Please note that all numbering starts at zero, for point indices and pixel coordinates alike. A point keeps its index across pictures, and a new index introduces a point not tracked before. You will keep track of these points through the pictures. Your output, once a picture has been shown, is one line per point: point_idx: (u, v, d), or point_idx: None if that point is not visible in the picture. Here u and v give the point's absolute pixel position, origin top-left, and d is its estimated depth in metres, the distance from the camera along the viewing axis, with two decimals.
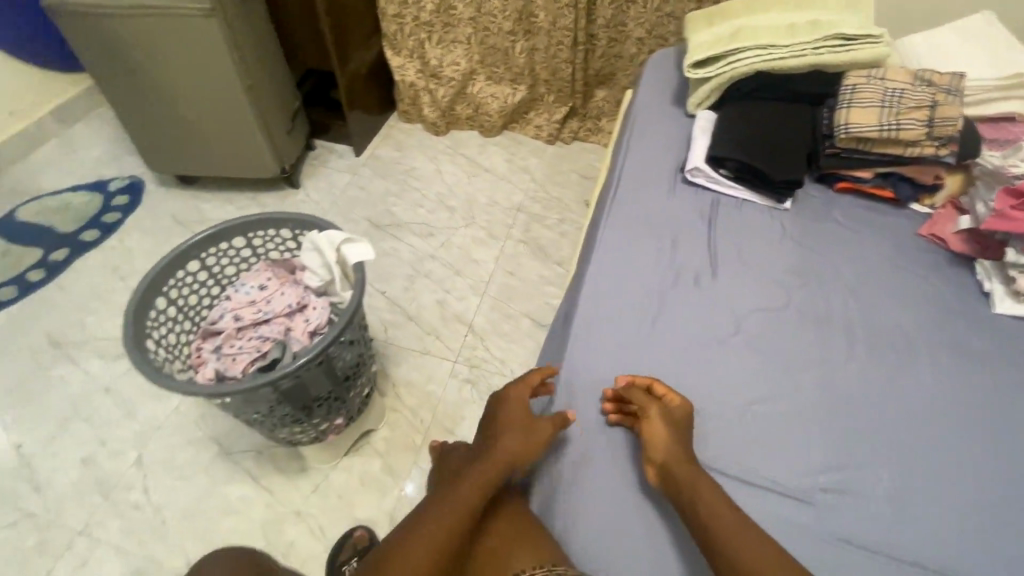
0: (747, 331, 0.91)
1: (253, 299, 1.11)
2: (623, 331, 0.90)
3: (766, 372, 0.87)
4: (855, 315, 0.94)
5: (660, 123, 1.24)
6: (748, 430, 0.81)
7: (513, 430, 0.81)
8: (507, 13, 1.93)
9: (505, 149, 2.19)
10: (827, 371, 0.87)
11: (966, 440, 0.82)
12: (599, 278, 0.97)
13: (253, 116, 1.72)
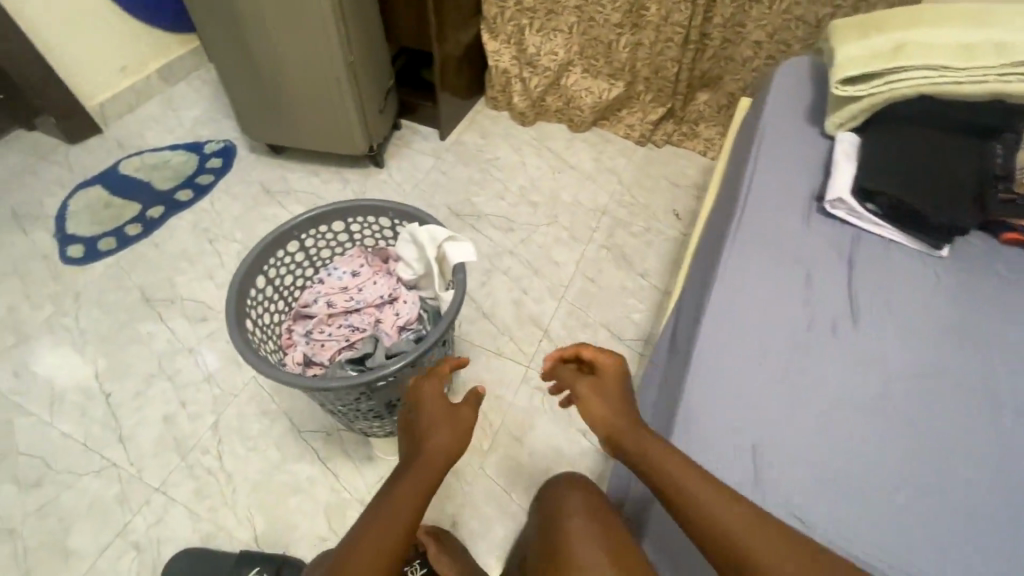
0: (895, 395, 0.80)
1: (346, 285, 1.09)
2: (751, 376, 0.81)
3: (915, 444, 0.76)
4: (997, 372, 0.82)
5: (792, 142, 1.13)
6: (892, 509, 0.72)
7: (435, 418, 0.87)
8: (617, 3, 1.82)
9: (592, 146, 2.10)
10: (963, 435, 0.77)
11: None
12: (722, 310, 0.87)
13: (349, 93, 1.70)
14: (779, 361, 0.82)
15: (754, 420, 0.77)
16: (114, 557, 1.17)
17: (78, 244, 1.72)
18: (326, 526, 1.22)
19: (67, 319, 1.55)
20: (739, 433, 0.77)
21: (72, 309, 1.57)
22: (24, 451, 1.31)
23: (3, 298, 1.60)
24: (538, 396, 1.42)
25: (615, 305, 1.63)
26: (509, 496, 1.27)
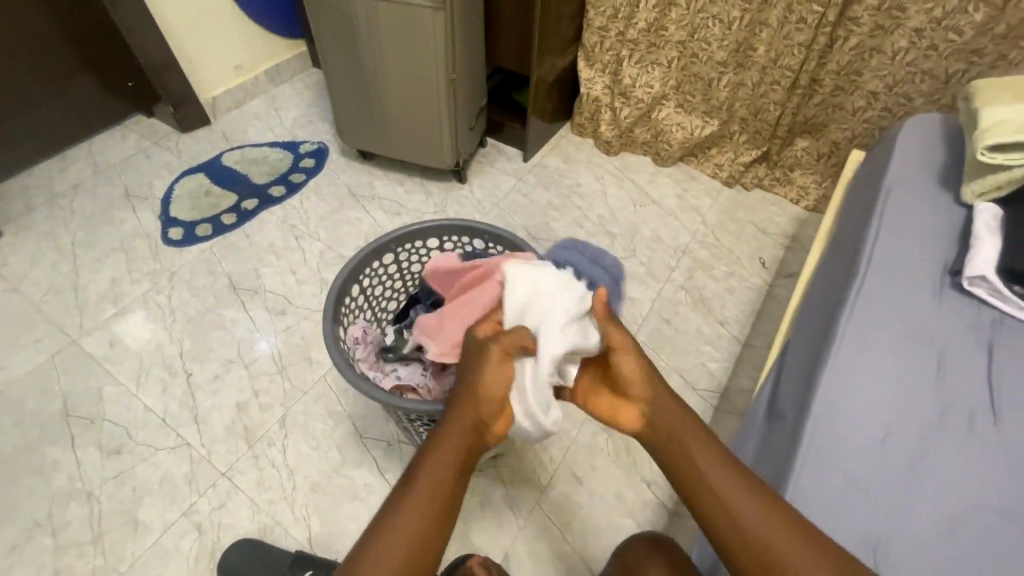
0: (1000, 488, 0.72)
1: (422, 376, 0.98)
2: (866, 463, 0.72)
3: (990, 521, 0.69)
4: (1006, 399, 0.79)
5: (921, 208, 1.04)
6: (918, 550, 0.67)
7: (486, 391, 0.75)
8: (724, 42, 1.77)
9: (677, 182, 2.04)
10: (967, 463, 0.73)
11: (962, 446, 0.74)
12: (842, 384, 0.79)
13: (446, 109, 1.74)
14: (903, 453, 0.73)
15: (879, 514, 0.69)
16: (178, 536, 1.21)
17: (178, 227, 1.83)
18: None
19: (161, 297, 1.64)
20: (854, 526, 0.68)
21: (166, 288, 1.66)
22: (109, 417, 1.38)
23: (107, 270, 1.71)
24: (602, 436, 1.36)
25: (690, 351, 1.56)
26: (564, 537, 1.22)
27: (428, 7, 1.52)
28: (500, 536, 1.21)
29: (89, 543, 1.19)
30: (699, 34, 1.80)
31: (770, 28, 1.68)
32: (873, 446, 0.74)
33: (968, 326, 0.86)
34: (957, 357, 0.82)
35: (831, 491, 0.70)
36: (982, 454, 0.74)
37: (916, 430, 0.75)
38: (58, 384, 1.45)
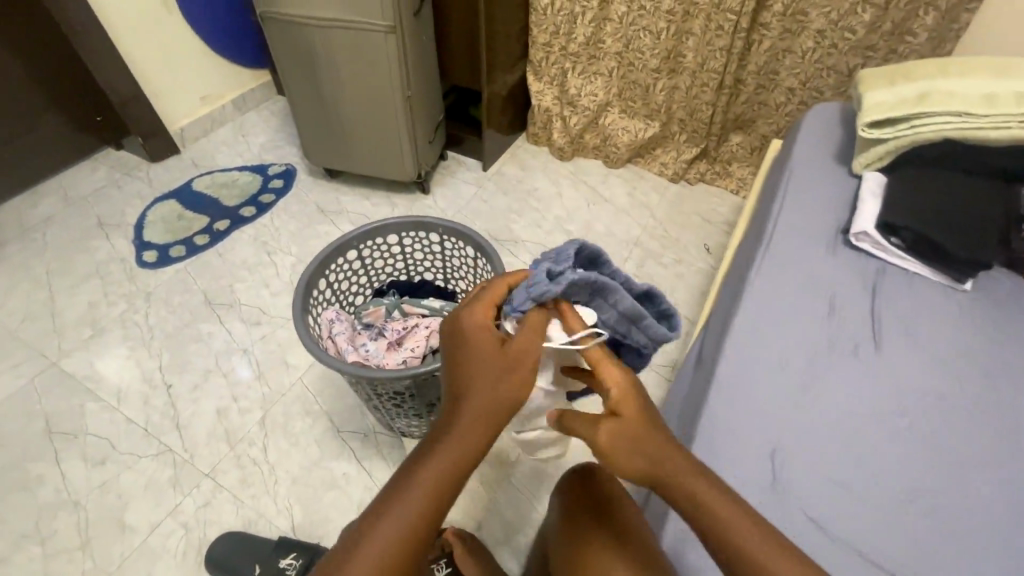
0: (879, 402, 0.84)
1: (386, 346, 1.07)
2: (767, 391, 0.84)
3: (871, 429, 0.82)
4: (887, 331, 0.92)
5: (820, 180, 1.19)
6: (808, 457, 0.78)
7: (498, 392, 0.67)
8: (656, 50, 1.95)
9: (627, 181, 2.19)
10: (852, 385, 0.86)
11: (848, 371, 0.87)
12: (748, 328, 0.92)
13: (404, 124, 1.86)
14: (799, 380, 0.86)
15: (778, 431, 0.80)
16: (165, 535, 1.26)
17: (152, 250, 1.90)
18: None
19: (137, 316, 1.70)
20: (757, 443, 0.79)
21: (143, 307, 1.73)
22: (91, 431, 1.43)
23: (84, 294, 1.77)
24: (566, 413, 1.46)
25: None
26: (534, 507, 1.30)
27: (379, 31, 1.65)
28: (474, 510, 1.30)
29: (77, 549, 1.24)
30: (633, 45, 1.98)
31: (695, 36, 1.86)
32: (774, 376, 0.86)
33: (856, 275, 1.00)
34: (845, 300, 0.96)
35: (739, 421, 0.81)
36: (865, 377, 0.86)
37: (810, 361, 0.88)
38: (39, 404, 1.49)
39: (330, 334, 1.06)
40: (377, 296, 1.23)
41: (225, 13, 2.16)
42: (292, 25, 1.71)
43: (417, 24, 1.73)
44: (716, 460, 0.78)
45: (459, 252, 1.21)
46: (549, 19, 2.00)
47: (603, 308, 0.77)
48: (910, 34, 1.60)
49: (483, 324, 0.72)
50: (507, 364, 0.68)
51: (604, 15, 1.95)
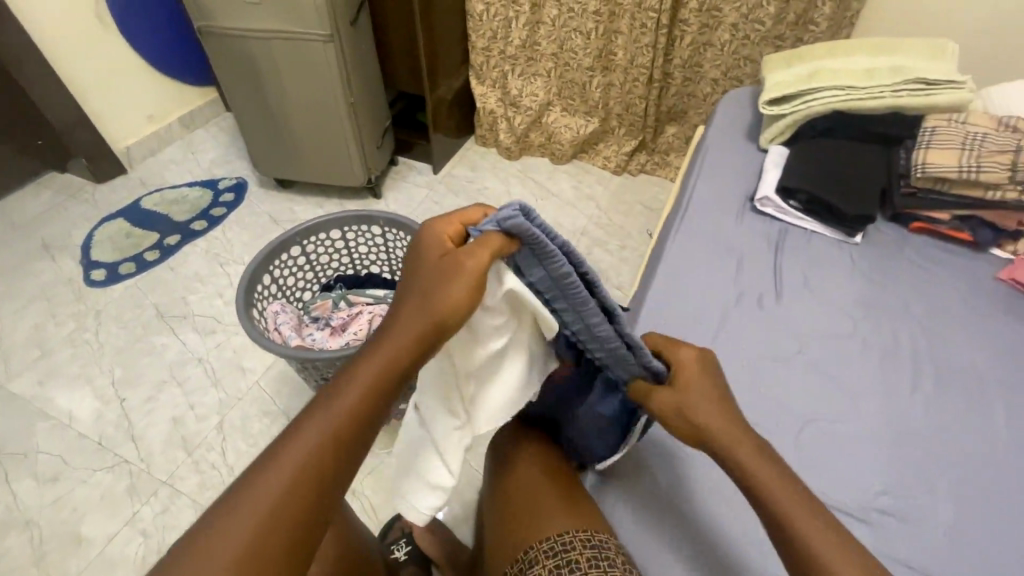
0: (780, 345, 0.93)
1: (332, 332, 1.12)
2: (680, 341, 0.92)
3: (774, 368, 0.90)
4: (788, 282, 1.02)
5: (732, 155, 1.29)
6: None
7: (436, 299, 0.62)
8: (588, 50, 2.06)
9: (572, 176, 2.28)
10: (756, 330, 0.94)
11: (752, 319, 0.96)
12: (664, 288, 1.00)
13: (349, 130, 1.91)
14: (709, 330, 0.94)
15: None
16: (123, 543, 1.26)
17: (101, 268, 1.88)
18: None
19: (87, 334, 1.69)
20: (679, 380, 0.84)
21: (93, 325, 1.72)
22: (43, 449, 1.42)
23: (30, 316, 1.74)
24: None
25: None
26: None
27: (317, 40, 1.70)
28: None
29: (31, 565, 1.23)
30: (567, 46, 2.08)
31: (622, 35, 1.97)
32: (686, 328, 0.94)
33: (761, 237, 1.10)
34: (750, 258, 1.05)
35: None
36: (767, 324, 0.95)
37: (720, 313, 0.96)
38: None
39: (276, 323, 1.11)
40: (325, 290, 1.28)
41: (166, 32, 2.17)
42: (232, 38, 1.76)
43: (355, 32, 1.79)
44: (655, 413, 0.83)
45: (401, 242, 1.26)
46: (485, 25, 2.09)
47: (532, 266, 0.68)
48: (812, 23, 1.74)
49: (440, 235, 0.66)
50: (449, 270, 0.62)
51: (537, 19, 2.06)
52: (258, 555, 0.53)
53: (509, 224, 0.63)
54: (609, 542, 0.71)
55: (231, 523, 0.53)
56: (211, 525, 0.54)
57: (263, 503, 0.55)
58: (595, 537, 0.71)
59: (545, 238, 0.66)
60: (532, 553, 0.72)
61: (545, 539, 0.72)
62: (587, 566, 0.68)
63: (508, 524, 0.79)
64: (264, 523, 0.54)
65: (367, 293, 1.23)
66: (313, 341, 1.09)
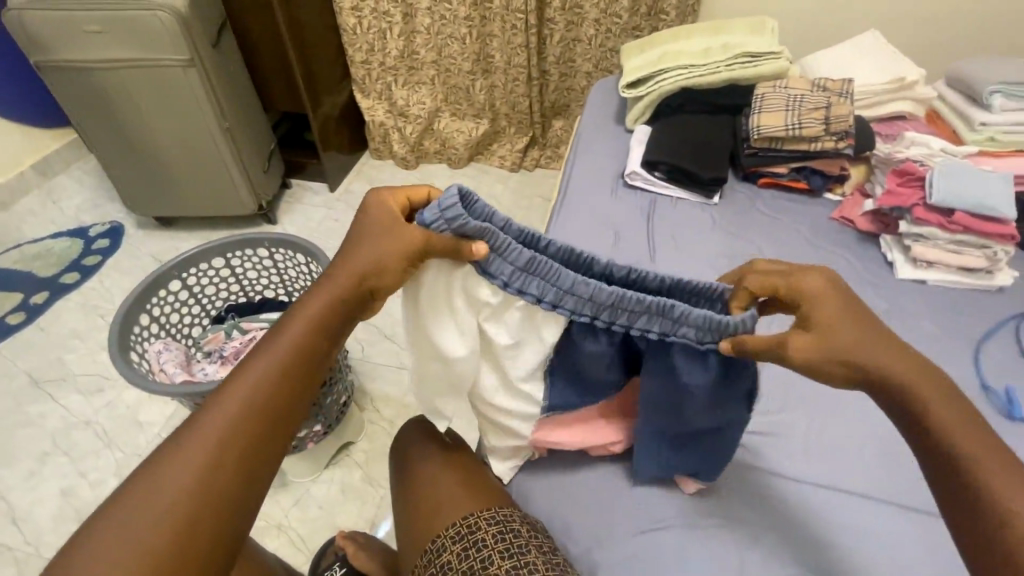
0: None
1: (227, 362, 1.07)
2: None
3: None
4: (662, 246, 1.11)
5: (605, 138, 1.37)
6: None
7: (361, 255, 0.67)
8: (465, 54, 2.10)
9: (471, 179, 2.30)
10: None
11: None
12: None
13: (228, 156, 1.82)
14: None
15: None
16: None
17: None
18: None
19: None
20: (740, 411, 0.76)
21: None
22: None
23: None
24: None
25: None
26: None
27: (175, 65, 1.62)
28: (366, 510, 1.31)
29: None
30: (445, 52, 2.12)
31: (497, 38, 2.05)
32: None
33: (635, 209, 1.19)
34: (624, 231, 1.14)
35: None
36: None
37: None
38: None
39: (160, 364, 1.04)
40: (216, 322, 1.21)
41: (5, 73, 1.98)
42: (80, 73, 1.63)
43: (217, 54, 1.72)
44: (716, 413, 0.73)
45: (292, 261, 1.22)
46: (360, 39, 2.10)
47: (494, 261, 0.67)
48: (663, 13, 1.89)
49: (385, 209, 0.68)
50: (388, 237, 0.66)
51: (412, 28, 2.08)
52: (190, 503, 0.54)
53: (456, 227, 0.65)
54: (513, 516, 0.73)
55: (163, 477, 0.54)
56: (136, 487, 0.54)
57: (195, 452, 0.56)
58: (499, 512, 0.73)
59: (493, 230, 0.66)
60: (439, 541, 0.72)
61: (451, 525, 0.73)
62: (492, 542, 0.69)
63: (418, 515, 0.78)
64: (197, 471, 0.55)
65: (263, 319, 1.18)
66: (206, 376, 1.04)
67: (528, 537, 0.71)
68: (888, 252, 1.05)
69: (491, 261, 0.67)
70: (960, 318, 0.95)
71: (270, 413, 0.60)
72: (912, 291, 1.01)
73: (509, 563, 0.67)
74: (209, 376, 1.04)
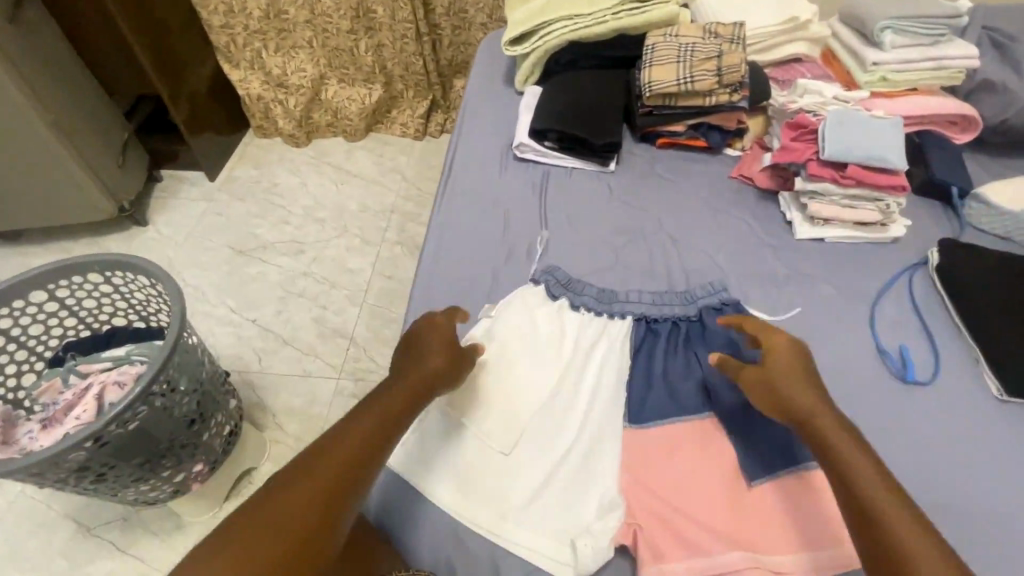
0: (534, 255, 0.97)
1: (55, 421, 0.89)
2: (444, 293, 0.93)
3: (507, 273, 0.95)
4: (556, 217, 1.02)
5: (491, 103, 1.23)
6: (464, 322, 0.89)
7: (418, 365, 0.73)
8: (341, 10, 1.85)
9: (372, 152, 2.07)
10: (508, 261, 0.96)
11: (500, 249, 0.98)
12: (437, 252, 0.98)
13: (62, 152, 1.52)
14: (476, 275, 0.95)
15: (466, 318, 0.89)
16: None
17: None
18: None
19: None
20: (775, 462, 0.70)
21: None
22: None
23: None
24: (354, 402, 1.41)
25: None
26: None
27: None
28: None
29: None
30: (318, 9, 1.85)
31: None
32: (461, 291, 0.93)
33: (527, 183, 1.08)
34: (512, 209, 1.03)
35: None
36: (525, 261, 0.96)
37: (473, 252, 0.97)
38: None
39: None
40: (53, 366, 1.03)
41: None
42: None
43: (18, 28, 1.40)
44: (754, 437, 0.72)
45: (135, 284, 1.03)
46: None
47: (581, 295, 0.88)
48: None
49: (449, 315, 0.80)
50: (440, 345, 0.75)
51: None
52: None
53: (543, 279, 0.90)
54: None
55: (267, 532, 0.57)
56: (233, 534, 0.56)
57: (249, 540, 0.56)
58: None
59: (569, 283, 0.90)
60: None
61: None
62: None
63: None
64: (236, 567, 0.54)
65: (107, 357, 1.00)
66: (31, 441, 0.86)
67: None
68: (786, 211, 1.00)
69: (551, 288, 0.89)
70: (857, 276, 0.92)
71: (337, 484, 0.62)
72: (813, 250, 0.96)
73: None
74: (34, 442, 0.86)
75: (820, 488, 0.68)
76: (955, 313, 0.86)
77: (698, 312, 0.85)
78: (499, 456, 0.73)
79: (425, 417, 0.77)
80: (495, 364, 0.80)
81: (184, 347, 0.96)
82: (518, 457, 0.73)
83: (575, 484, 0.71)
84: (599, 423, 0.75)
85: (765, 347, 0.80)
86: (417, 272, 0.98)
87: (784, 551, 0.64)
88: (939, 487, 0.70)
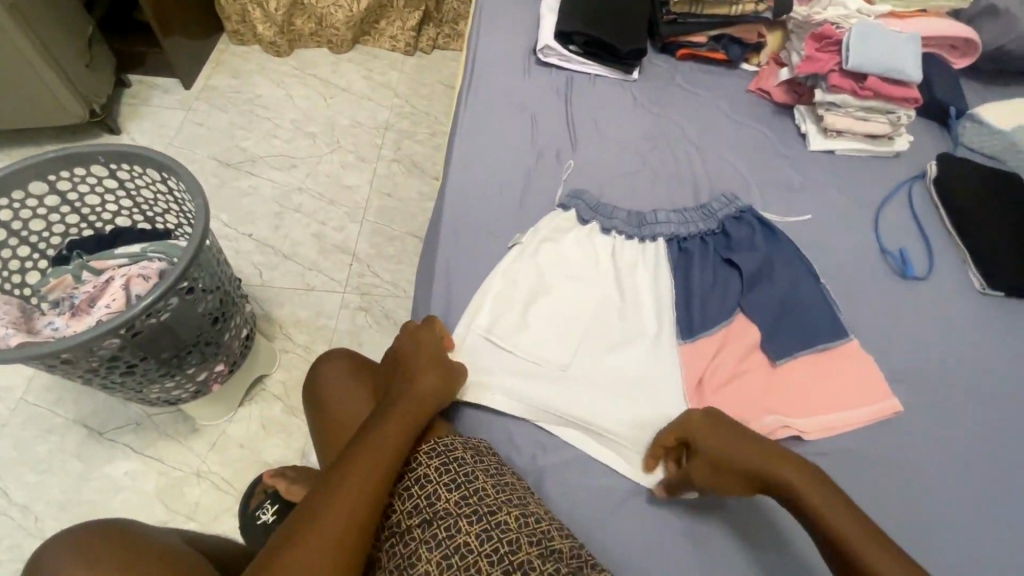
0: (566, 161, 0.98)
1: (82, 313, 0.87)
2: (478, 193, 0.93)
3: (538, 173, 0.96)
4: (581, 120, 1.03)
5: (508, 6, 1.19)
6: (497, 217, 0.91)
7: (418, 382, 0.69)
8: None
9: (360, 65, 1.97)
10: (538, 164, 0.97)
11: (529, 152, 0.98)
12: (468, 155, 0.97)
13: (27, 47, 1.38)
14: (509, 177, 0.96)
15: (502, 215, 0.91)
16: None
17: None
18: (163, 509, 1.14)
19: None
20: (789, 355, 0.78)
21: None
22: None
23: None
24: (360, 315, 1.42)
25: (417, 212, 1.63)
26: None
27: None
28: (295, 441, 1.23)
29: None
30: None
31: None
32: (495, 193, 0.94)
33: (552, 89, 1.07)
34: (539, 113, 1.03)
35: (462, 274, 0.86)
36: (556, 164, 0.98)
37: (505, 154, 0.98)
38: None
39: None
40: (59, 263, 0.99)
41: None
42: None
43: None
44: (769, 335, 0.79)
45: (144, 180, 0.99)
46: None
47: (612, 217, 0.90)
48: None
49: (438, 334, 0.76)
50: (434, 359, 0.72)
51: None
52: None
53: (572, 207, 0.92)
54: (456, 442, 0.67)
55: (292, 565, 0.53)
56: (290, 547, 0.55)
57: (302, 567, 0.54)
58: (440, 443, 0.66)
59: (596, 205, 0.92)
60: None
61: None
62: (436, 476, 0.63)
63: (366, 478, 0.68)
64: None
65: (118, 254, 0.97)
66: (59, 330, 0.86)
67: (473, 463, 0.64)
68: (801, 123, 1.04)
69: (582, 212, 0.90)
70: (863, 186, 0.99)
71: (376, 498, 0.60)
72: (823, 162, 1.02)
73: (457, 494, 0.61)
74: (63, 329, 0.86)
75: (827, 363, 0.78)
76: (949, 221, 0.94)
77: (719, 225, 0.89)
78: (549, 368, 0.77)
79: (469, 342, 0.78)
80: (535, 292, 0.82)
81: (208, 245, 0.94)
82: (571, 370, 0.77)
83: (614, 369, 0.77)
84: (634, 315, 0.81)
85: (783, 250, 0.87)
86: (443, 190, 0.96)
87: (806, 415, 0.74)
88: (929, 366, 0.80)
